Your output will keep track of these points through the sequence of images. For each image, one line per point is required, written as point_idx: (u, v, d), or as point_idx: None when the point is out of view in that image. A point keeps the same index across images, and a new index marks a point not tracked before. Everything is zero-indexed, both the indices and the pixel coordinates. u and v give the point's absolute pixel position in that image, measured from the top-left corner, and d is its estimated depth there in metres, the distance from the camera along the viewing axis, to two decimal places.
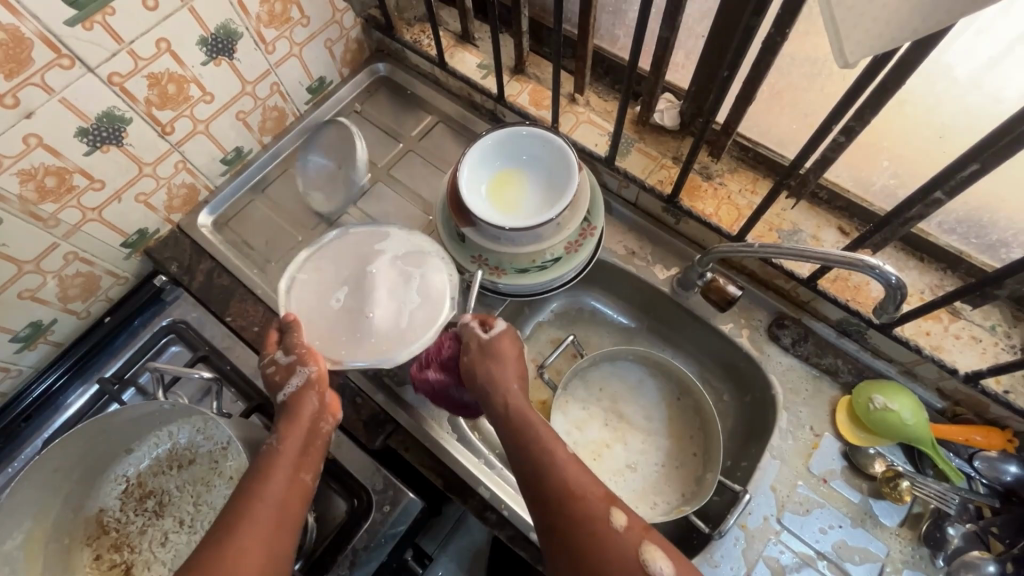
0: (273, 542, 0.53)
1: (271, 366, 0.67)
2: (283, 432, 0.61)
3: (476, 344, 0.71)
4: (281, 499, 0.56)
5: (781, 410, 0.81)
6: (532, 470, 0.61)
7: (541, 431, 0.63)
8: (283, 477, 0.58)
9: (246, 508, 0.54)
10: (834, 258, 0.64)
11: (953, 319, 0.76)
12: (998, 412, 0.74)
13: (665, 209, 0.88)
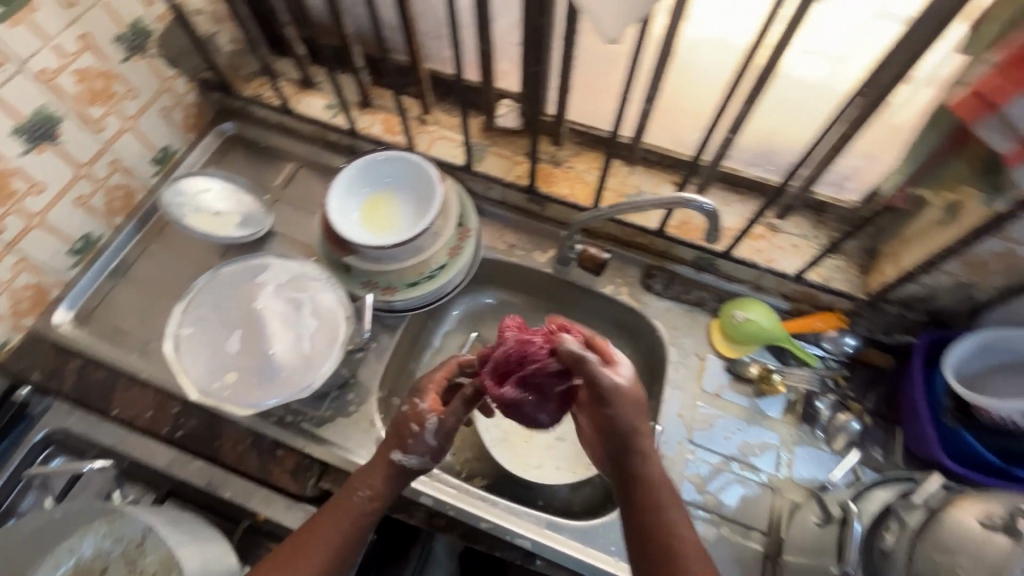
0: None
1: (412, 436, 0.66)
2: (372, 495, 0.65)
3: (607, 396, 0.60)
4: (339, 548, 0.62)
5: (668, 346, 0.92)
6: (653, 534, 0.58)
7: (666, 498, 0.60)
8: (339, 534, 0.63)
9: (301, 543, 0.62)
10: (667, 201, 0.75)
11: (775, 234, 0.91)
12: (827, 299, 0.90)
13: (529, 200, 0.98)
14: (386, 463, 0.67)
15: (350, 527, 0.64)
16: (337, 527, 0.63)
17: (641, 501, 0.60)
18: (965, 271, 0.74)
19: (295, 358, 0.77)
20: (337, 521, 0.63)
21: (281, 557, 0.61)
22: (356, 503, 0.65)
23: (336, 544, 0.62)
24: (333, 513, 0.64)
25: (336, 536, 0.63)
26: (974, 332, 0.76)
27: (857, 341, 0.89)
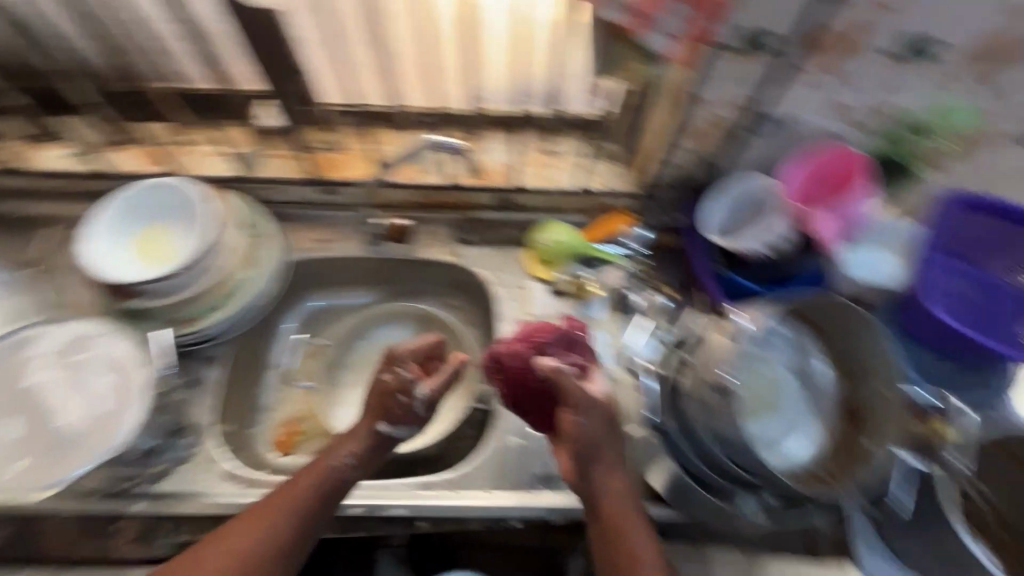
0: (280, 536, 0.63)
1: (404, 399, 0.71)
2: (356, 460, 0.69)
3: (575, 395, 0.66)
4: (315, 505, 0.66)
5: (494, 287, 0.97)
6: (610, 511, 0.64)
7: (619, 483, 0.66)
8: (321, 488, 0.67)
9: (286, 491, 0.65)
10: None
11: (554, 157, 0.99)
12: (614, 202, 1.00)
13: (323, 192, 0.97)
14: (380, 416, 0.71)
15: (334, 486, 0.68)
16: (318, 485, 0.67)
17: (605, 484, 0.66)
18: (695, 141, 0.86)
19: (97, 421, 0.72)
20: (321, 476, 0.67)
21: (259, 512, 0.64)
22: (334, 467, 0.68)
23: (314, 504, 0.66)
24: (317, 466, 0.68)
25: (315, 492, 0.66)
26: (720, 189, 0.86)
27: (651, 231, 0.98)
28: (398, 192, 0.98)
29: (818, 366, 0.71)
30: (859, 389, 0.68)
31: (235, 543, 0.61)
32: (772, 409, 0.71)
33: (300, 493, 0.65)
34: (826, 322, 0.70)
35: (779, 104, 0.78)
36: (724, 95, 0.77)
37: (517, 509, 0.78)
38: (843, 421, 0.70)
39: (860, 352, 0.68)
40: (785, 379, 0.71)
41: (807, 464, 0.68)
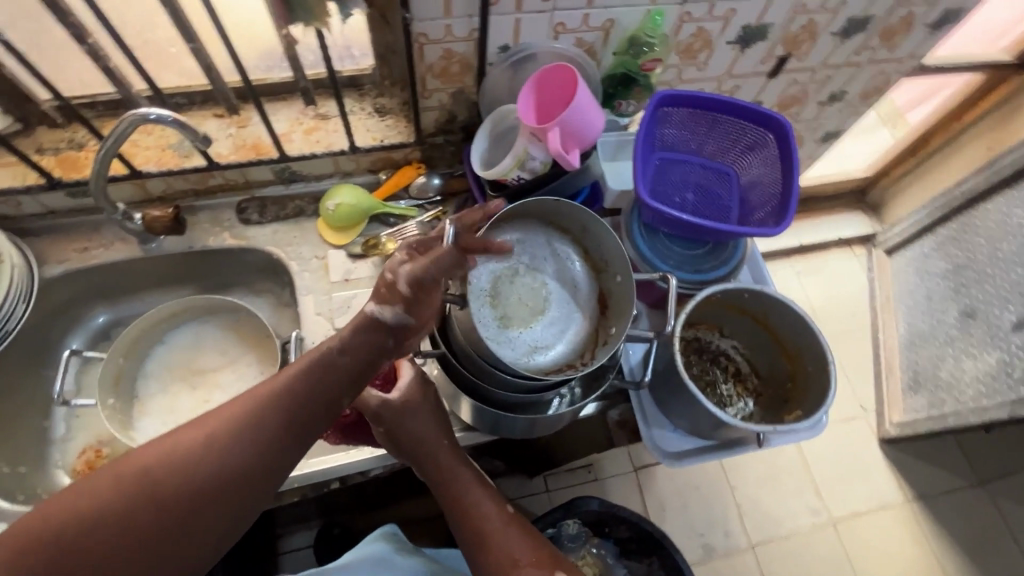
0: (251, 442, 0.54)
1: (382, 288, 0.61)
2: (352, 356, 0.59)
3: (375, 406, 0.73)
4: (296, 422, 0.56)
5: (289, 262, 0.95)
6: (455, 496, 0.73)
7: (462, 473, 0.75)
8: (305, 390, 0.56)
9: (260, 388, 0.56)
10: (122, 130, 0.74)
11: (327, 121, 0.97)
12: (397, 155, 1.00)
13: (71, 194, 0.88)
14: (366, 326, 0.60)
15: (317, 403, 0.57)
16: (294, 401, 0.56)
17: (446, 479, 0.74)
18: (442, 83, 0.87)
19: None
20: (302, 388, 0.56)
21: (225, 410, 0.55)
22: (331, 363, 0.58)
23: (293, 425, 0.55)
24: (311, 357, 0.58)
25: (291, 402, 0.56)
26: (482, 125, 0.88)
27: (440, 178, 0.99)
28: (161, 182, 0.91)
29: (572, 267, 0.81)
30: (605, 278, 0.80)
31: (207, 447, 0.52)
32: (539, 316, 0.79)
33: (280, 401, 0.55)
34: (567, 223, 0.80)
35: (502, 35, 0.81)
36: (446, 32, 0.79)
37: (331, 471, 0.79)
38: (599, 315, 0.80)
39: (597, 244, 0.80)
40: (548, 285, 0.80)
41: (570, 357, 0.77)
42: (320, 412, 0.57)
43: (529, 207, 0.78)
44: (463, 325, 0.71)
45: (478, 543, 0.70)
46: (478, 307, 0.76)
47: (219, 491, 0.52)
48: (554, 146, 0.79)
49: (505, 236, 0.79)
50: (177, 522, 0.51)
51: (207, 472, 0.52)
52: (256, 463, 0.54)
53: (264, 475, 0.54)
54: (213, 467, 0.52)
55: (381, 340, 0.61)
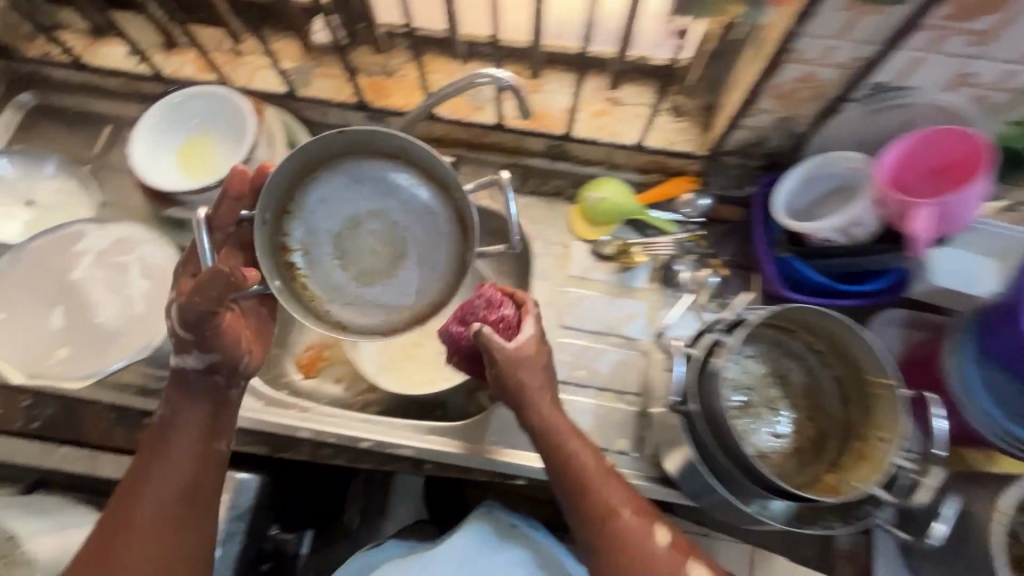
0: (167, 499, 0.63)
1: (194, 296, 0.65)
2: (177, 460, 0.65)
3: (501, 355, 0.66)
4: (183, 484, 0.64)
5: (533, 240, 0.91)
6: (561, 463, 0.66)
7: (568, 437, 0.67)
8: (182, 460, 0.65)
9: (132, 483, 0.64)
10: (466, 84, 0.72)
11: (617, 108, 0.90)
12: (676, 163, 0.90)
13: (368, 117, 0.93)
14: (184, 390, 0.68)
15: (191, 466, 0.65)
16: (171, 471, 0.64)
17: (547, 438, 0.67)
18: (780, 105, 0.75)
19: (128, 322, 0.72)
20: (167, 465, 0.64)
21: (108, 529, 0.62)
22: (171, 449, 0.65)
23: (175, 488, 0.64)
24: (153, 451, 0.65)
25: (180, 476, 0.64)
26: (797, 166, 0.78)
27: (710, 200, 0.90)
28: (446, 127, 0.92)
29: (418, 195, 0.78)
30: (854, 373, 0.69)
31: (117, 540, 0.61)
32: (399, 258, 0.78)
33: (141, 506, 0.62)
34: (389, 148, 0.75)
35: (891, 71, 0.67)
36: (824, 53, 0.66)
37: (528, 469, 0.77)
38: (461, 236, 0.78)
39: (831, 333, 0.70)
40: (400, 223, 0.78)
41: (444, 297, 0.77)
42: (185, 492, 0.64)
43: (344, 136, 0.73)
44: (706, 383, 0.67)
45: (581, 506, 0.65)
46: (315, 242, 0.77)
47: (165, 527, 0.63)
48: (921, 229, 0.67)
49: (341, 173, 0.77)
50: (159, 548, 0.62)
51: (154, 522, 0.62)
52: (173, 509, 0.63)
53: (185, 516, 0.64)
54: (148, 541, 0.62)
55: (213, 384, 0.68)
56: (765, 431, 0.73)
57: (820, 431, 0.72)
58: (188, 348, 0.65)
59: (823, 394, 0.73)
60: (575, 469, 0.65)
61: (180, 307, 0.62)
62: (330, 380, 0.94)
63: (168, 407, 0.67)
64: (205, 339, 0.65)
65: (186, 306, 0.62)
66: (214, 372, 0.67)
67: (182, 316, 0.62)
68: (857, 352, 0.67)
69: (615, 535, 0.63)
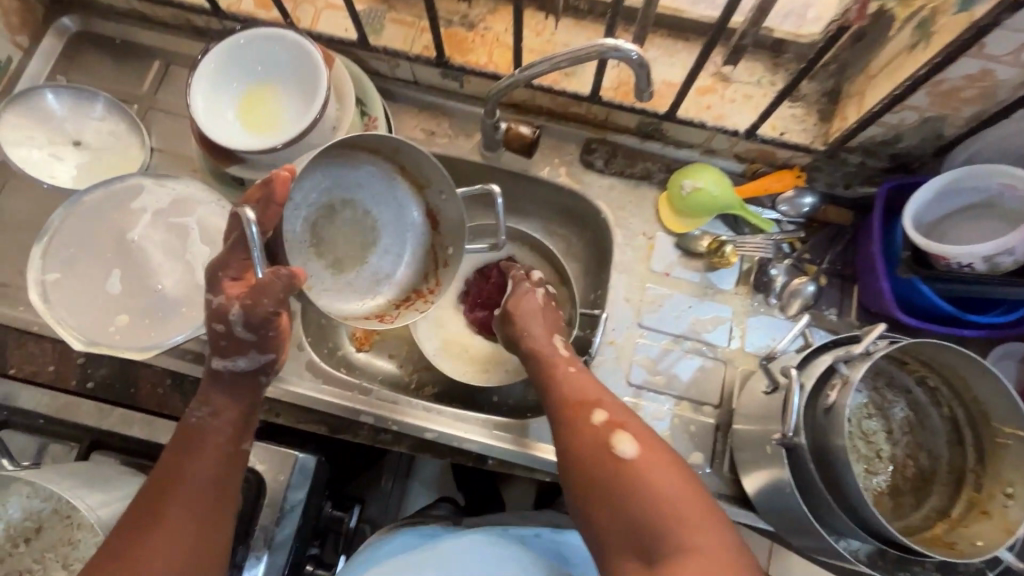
0: (198, 499, 0.59)
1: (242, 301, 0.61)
2: (206, 457, 0.62)
3: (506, 315, 0.77)
4: (211, 483, 0.61)
5: (614, 228, 0.84)
6: (556, 396, 0.67)
7: (566, 373, 0.69)
8: (214, 457, 0.62)
9: (164, 477, 0.60)
10: (577, 55, 0.62)
11: (726, 85, 0.79)
12: (785, 155, 0.80)
13: (443, 75, 0.83)
14: (222, 389, 0.65)
15: (213, 469, 0.62)
16: (202, 469, 0.61)
17: (545, 372, 0.70)
18: (933, 104, 0.65)
19: (189, 290, 0.68)
20: (203, 466, 0.61)
21: (131, 530, 0.57)
22: (204, 441, 0.63)
23: (203, 489, 0.60)
24: (185, 445, 0.62)
25: (211, 475, 0.61)
26: (939, 175, 0.67)
27: (815, 200, 0.80)
28: (530, 93, 0.82)
29: (409, 208, 0.78)
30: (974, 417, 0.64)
31: (138, 540, 0.56)
32: (370, 247, 0.79)
33: (170, 505, 0.58)
34: (372, 144, 0.73)
35: None
36: (1015, 51, 0.55)
37: None
38: (431, 230, 0.79)
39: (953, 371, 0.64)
40: (373, 211, 0.78)
41: (413, 283, 0.80)
42: (216, 492, 0.61)
43: (377, 138, 0.72)
44: (813, 415, 0.62)
45: (589, 462, 0.60)
46: (289, 226, 0.73)
47: (190, 531, 0.58)
48: None
49: (315, 171, 0.74)
50: (181, 551, 0.57)
51: (183, 525, 0.58)
52: (200, 512, 0.59)
53: (206, 520, 0.59)
54: (171, 547, 0.57)
55: (255, 382, 0.67)
56: (862, 469, 0.67)
57: (921, 470, 0.67)
58: (243, 348, 0.64)
59: (928, 432, 0.68)
60: (584, 428, 0.63)
61: (244, 311, 0.61)
62: (384, 356, 0.89)
63: (199, 409, 0.64)
64: (268, 337, 0.64)
65: (257, 307, 0.61)
66: (259, 373, 0.67)
67: (245, 315, 0.61)
68: (990, 401, 0.62)
69: (605, 465, 0.59)
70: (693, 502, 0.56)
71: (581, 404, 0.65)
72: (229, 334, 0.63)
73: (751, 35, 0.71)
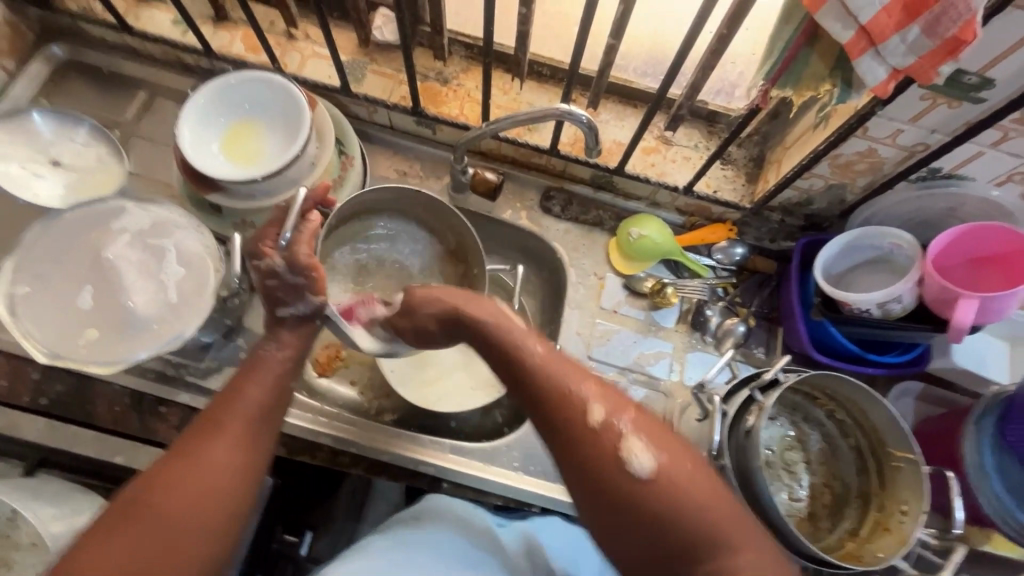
0: (254, 420, 0.59)
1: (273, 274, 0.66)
2: (259, 384, 0.62)
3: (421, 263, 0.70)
4: (263, 408, 0.60)
5: (568, 267, 0.91)
6: (505, 364, 0.58)
7: (517, 335, 0.59)
8: (269, 381, 0.62)
9: (224, 402, 0.59)
10: (539, 115, 0.72)
11: (668, 147, 0.90)
12: (718, 210, 0.91)
13: (417, 123, 0.91)
14: (288, 327, 0.67)
15: (266, 395, 0.61)
16: (257, 393, 0.61)
17: (492, 344, 0.60)
18: (835, 174, 0.76)
19: (159, 309, 0.70)
20: (258, 390, 0.61)
21: (188, 446, 0.55)
22: (268, 365, 0.64)
23: (253, 414, 0.59)
24: (248, 373, 0.62)
25: (262, 400, 0.61)
26: (841, 234, 0.79)
27: (745, 250, 0.90)
28: (496, 143, 0.91)
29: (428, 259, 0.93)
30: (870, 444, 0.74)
31: (200, 446, 0.55)
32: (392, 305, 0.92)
33: (228, 423, 0.57)
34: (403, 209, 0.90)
35: (950, 160, 0.68)
36: (891, 135, 0.67)
37: (541, 499, 0.79)
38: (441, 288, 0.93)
39: (848, 401, 0.74)
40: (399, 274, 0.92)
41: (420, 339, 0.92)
42: (266, 415, 0.60)
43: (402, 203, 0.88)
44: (740, 438, 0.69)
45: (581, 443, 0.52)
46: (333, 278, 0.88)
47: (246, 450, 0.57)
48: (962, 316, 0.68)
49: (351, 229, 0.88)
50: (228, 475, 0.55)
51: (236, 447, 0.56)
52: (252, 436, 0.58)
53: (255, 454, 0.58)
54: (220, 464, 0.55)
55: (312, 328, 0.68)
56: (783, 494, 0.75)
57: (836, 496, 0.75)
58: (299, 293, 0.66)
59: (840, 461, 0.76)
60: (581, 430, 0.53)
61: (285, 257, 0.65)
62: (345, 383, 0.91)
63: (268, 343, 0.66)
64: (315, 280, 0.66)
65: (299, 255, 0.65)
66: (317, 317, 0.68)
67: (287, 254, 0.65)
68: (881, 427, 0.71)
69: (599, 449, 0.51)
70: (703, 481, 0.50)
71: (567, 396, 0.54)
72: (278, 280, 0.66)
73: (688, 107, 0.83)
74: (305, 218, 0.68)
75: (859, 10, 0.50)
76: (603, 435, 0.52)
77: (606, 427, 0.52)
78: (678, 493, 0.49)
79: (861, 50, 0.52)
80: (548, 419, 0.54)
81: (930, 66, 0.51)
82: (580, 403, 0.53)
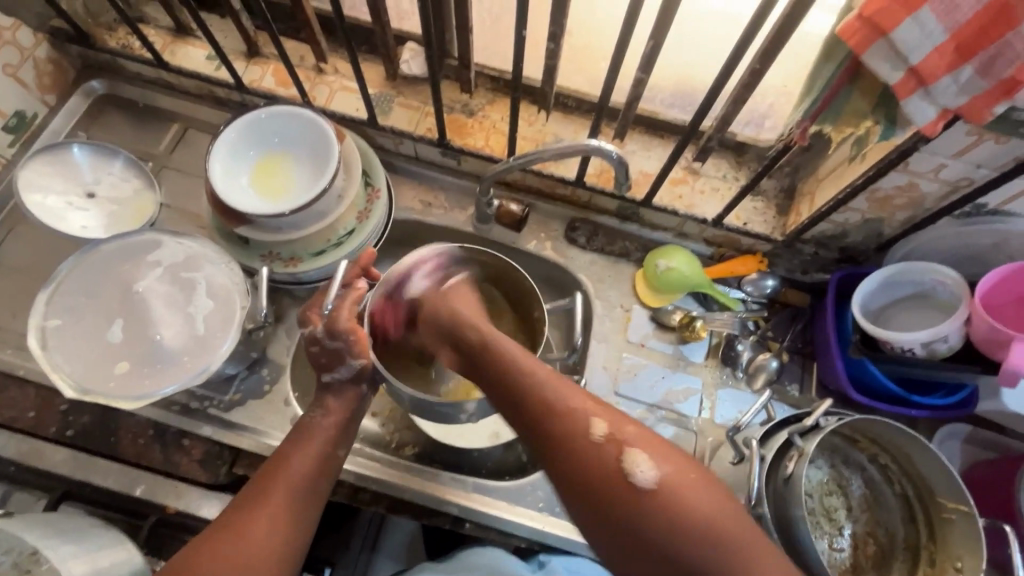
0: (302, 488, 0.61)
1: (316, 347, 0.68)
2: (303, 451, 0.63)
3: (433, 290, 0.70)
4: (308, 481, 0.62)
5: (594, 299, 0.90)
6: (502, 381, 0.57)
7: (515, 357, 0.57)
8: (317, 447, 0.64)
9: (275, 471, 0.61)
10: (569, 149, 0.71)
11: (696, 178, 0.88)
12: (748, 242, 0.88)
13: (443, 154, 0.91)
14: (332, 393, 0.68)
15: (315, 466, 0.63)
16: (303, 460, 0.62)
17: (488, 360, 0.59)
18: (872, 208, 0.74)
19: (187, 341, 0.70)
20: (302, 460, 0.63)
21: (240, 518, 0.57)
22: (318, 426, 0.65)
23: (303, 485, 0.61)
24: (299, 438, 0.64)
25: (313, 470, 0.62)
26: (882, 268, 0.76)
27: (776, 282, 0.87)
28: (521, 174, 0.91)
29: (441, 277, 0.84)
30: (919, 491, 0.70)
31: (246, 521, 0.57)
32: None
33: (275, 492, 0.59)
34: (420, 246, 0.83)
35: (998, 195, 0.66)
36: (934, 169, 0.65)
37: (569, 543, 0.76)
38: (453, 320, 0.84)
39: (891, 445, 0.70)
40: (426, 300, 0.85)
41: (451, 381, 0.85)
42: (312, 484, 0.62)
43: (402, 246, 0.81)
44: (777, 488, 0.66)
45: (558, 452, 0.52)
46: None
47: (289, 525, 0.59)
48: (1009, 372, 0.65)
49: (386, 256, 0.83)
50: (272, 553, 0.56)
51: (281, 523, 0.58)
52: (298, 506, 0.60)
53: (298, 530, 0.59)
54: (266, 539, 0.57)
55: (357, 391, 0.68)
56: (824, 543, 0.71)
57: (881, 548, 0.72)
58: (341, 357, 0.67)
59: (884, 509, 0.73)
60: (579, 443, 0.51)
61: (327, 323, 0.68)
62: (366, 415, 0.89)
63: (314, 410, 0.67)
64: (355, 341, 0.67)
65: (339, 320, 0.67)
66: (359, 381, 0.69)
67: (329, 322, 0.67)
68: (931, 477, 0.67)
69: (584, 467, 0.50)
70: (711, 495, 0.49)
71: (574, 410, 0.53)
72: (319, 344, 0.68)
73: (717, 139, 0.81)
74: (350, 287, 0.71)
75: (908, 50, 0.49)
76: (610, 446, 0.51)
77: (610, 439, 0.51)
78: (678, 505, 0.48)
79: (910, 91, 0.51)
80: (550, 434, 0.53)
81: (983, 105, 0.50)
82: (584, 415, 0.52)
